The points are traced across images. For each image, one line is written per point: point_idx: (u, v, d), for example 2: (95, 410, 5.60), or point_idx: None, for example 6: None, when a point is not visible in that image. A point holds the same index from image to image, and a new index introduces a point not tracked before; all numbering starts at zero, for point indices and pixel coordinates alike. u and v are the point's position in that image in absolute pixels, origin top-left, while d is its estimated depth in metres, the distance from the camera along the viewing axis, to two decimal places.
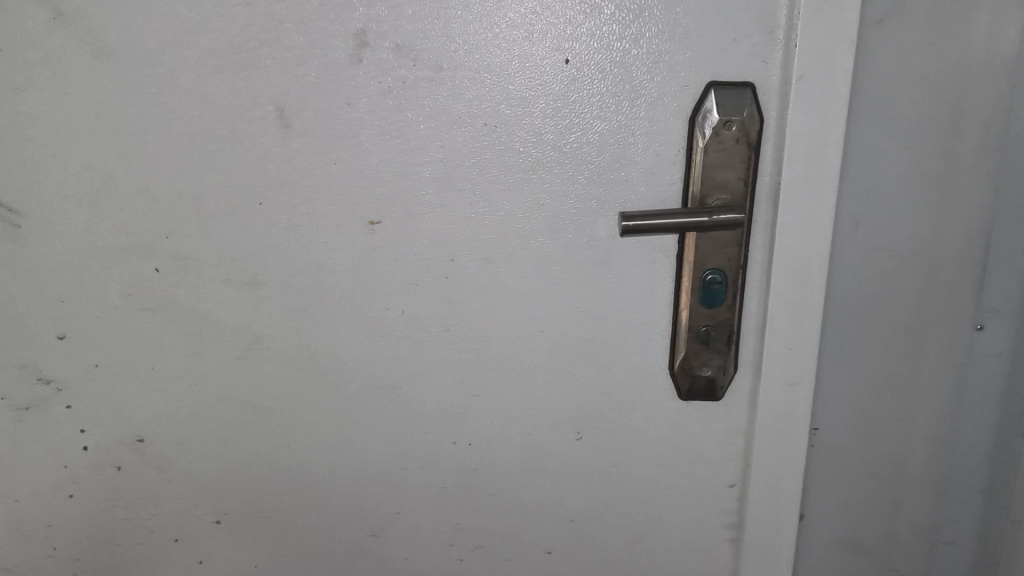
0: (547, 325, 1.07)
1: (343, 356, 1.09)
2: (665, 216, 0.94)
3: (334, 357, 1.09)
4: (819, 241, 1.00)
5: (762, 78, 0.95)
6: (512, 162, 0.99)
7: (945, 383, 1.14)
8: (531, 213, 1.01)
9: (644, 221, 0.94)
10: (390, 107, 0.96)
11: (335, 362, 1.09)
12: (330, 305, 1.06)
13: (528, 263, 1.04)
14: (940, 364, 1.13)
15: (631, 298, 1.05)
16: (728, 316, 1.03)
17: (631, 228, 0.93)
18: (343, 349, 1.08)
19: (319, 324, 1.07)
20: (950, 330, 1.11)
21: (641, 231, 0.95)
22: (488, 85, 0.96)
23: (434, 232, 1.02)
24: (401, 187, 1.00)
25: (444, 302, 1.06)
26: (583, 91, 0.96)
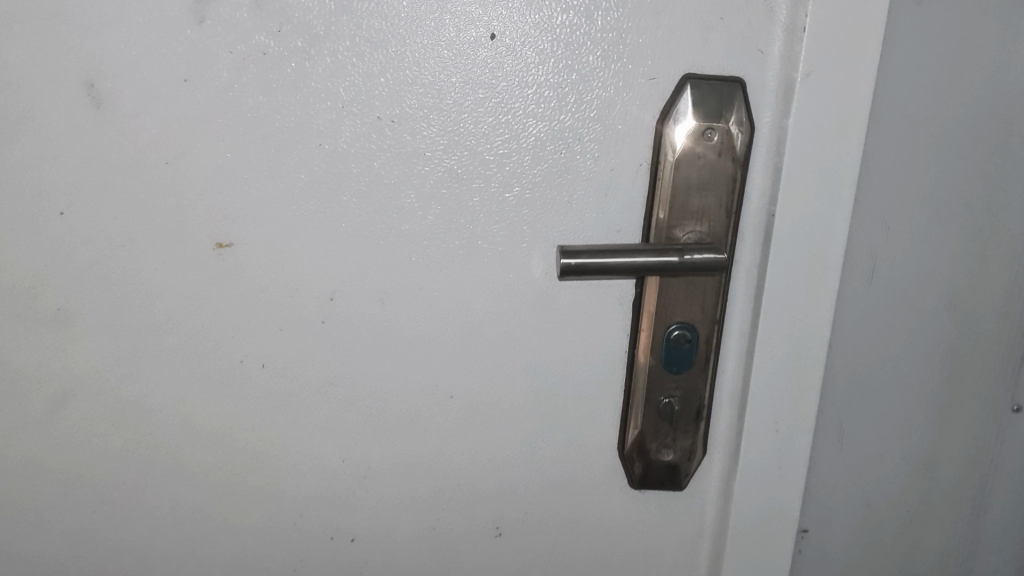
0: (462, 389, 0.81)
1: (186, 423, 0.81)
2: (617, 253, 0.72)
3: (175, 424, 0.81)
4: (821, 292, 0.77)
5: (754, 73, 0.73)
6: (419, 172, 0.74)
7: (964, 465, 0.92)
8: (442, 241, 0.76)
9: (589, 258, 0.71)
10: (249, 87, 0.70)
11: (175, 430, 0.82)
12: (166, 355, 0.78)
13: (438, 307, 0.78)
14: (961, 442, 0.91)
15: (574, 355, 0.80)
16: (697, 384, 0.80)
17: (570, 266, 0.71)
18: (185, 414, 0.81)
19: (151, 380, 0.79)
20: (974, 401, 0.89)
21: (586, 270, 0.71)
22: (383, 64, 0.71)
23: (309, 261, 0.76)
24: (265, 198, 0.74)
25: (324, 356, 0.79)
26: (512, 78, 0.72)
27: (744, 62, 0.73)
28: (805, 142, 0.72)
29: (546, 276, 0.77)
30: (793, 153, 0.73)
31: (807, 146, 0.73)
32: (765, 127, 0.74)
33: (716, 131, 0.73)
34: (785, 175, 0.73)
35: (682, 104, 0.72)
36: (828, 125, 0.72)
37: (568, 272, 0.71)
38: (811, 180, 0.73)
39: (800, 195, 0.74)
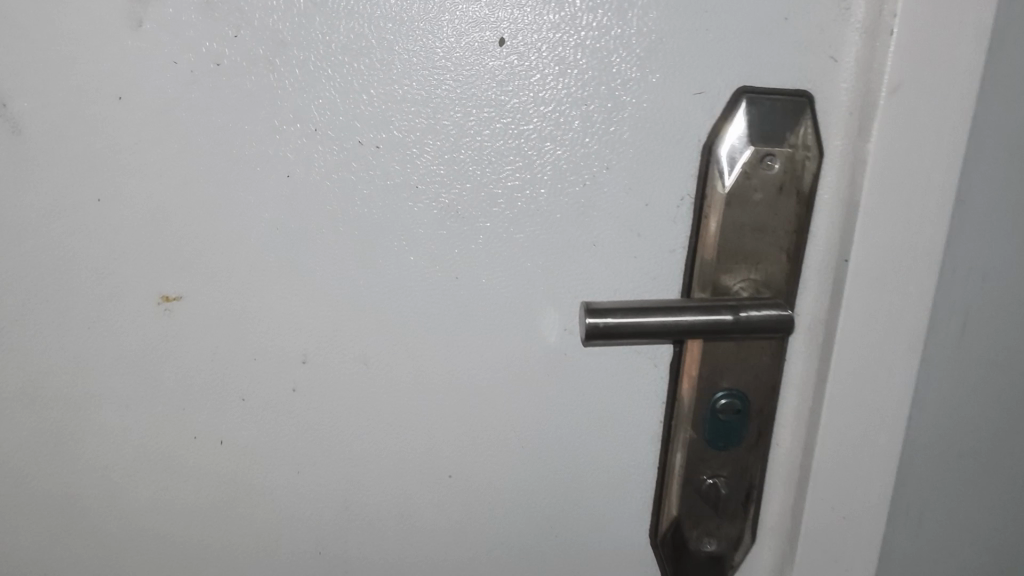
0: (461, 468, 0.67)
1: (134, 501, 0.69)
2: (657, 310, 0.57)
3: (121, 501, 0.69)
4: (904, 358, 0.63)
5: (823, 87, 0.59)
6: (411, 209, 0.60)
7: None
8: (437, 291, 0.63)
9: (623, 317, 0.56)
10: (199, 104, 0.57)
11: (122, 507, 0.70)
12: (108, 423, 0.66)
13: (432, 371, 0.65)
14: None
15: (597, 427, 0.67)
16: (746, 463, 0.66)
17: (600, 328, 0.56)
18: (132, 490, 0.69)
19: (94, 448, 0.68)
20: None
21: (616, 333, 0.56)
22: (365, 77, 0.57)
23: (273, 318, 0.62)
24: (220, 242, 0.61)
25: (294, 430, 0.65)
26: (524, 93, 0.59)
27: (813, 73, 0.59)
28: (889, 177, 0.58)
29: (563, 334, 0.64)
30: (870, 190, 0.58)
31: (890, 182, 0.58)
32: (836, 155, 0.60)
33: (777, 159, 0.59)
34: (861, 215, 0.59)
35: (735, 123, 0.59)
36: (920, 154, 0.58)
37: (597, 334, 0.56)
38: (892, 222, 0.59)
39: (880, 240, 0.59)
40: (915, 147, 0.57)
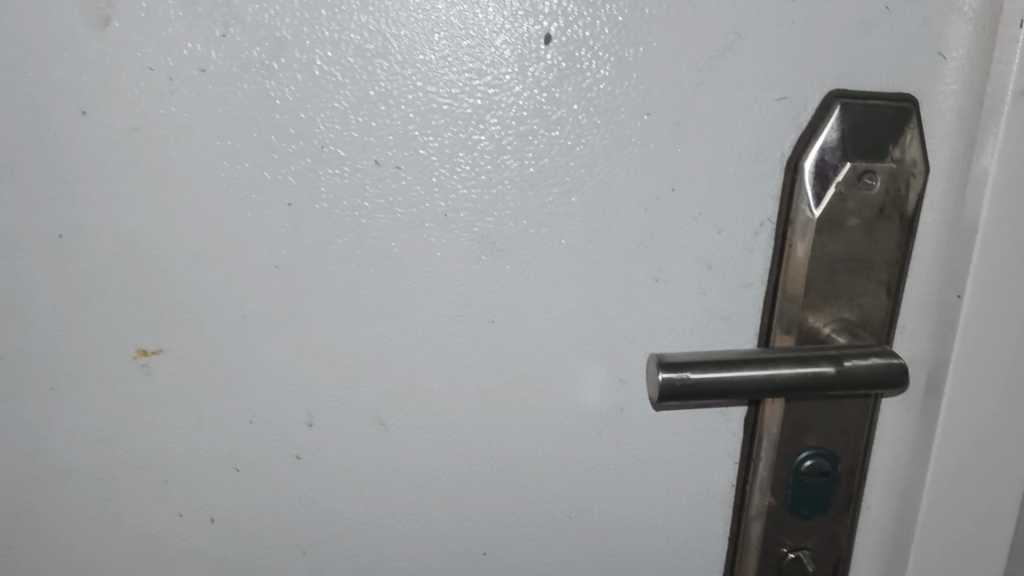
0: (497, 543, 0.57)
1: None
2: (744, 362, 0.47)
3: None
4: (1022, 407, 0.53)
5: (931, 90, 0.50)
6: (438, 240, 0.50)
7: None
8: (471, 339, 0.52)
9: (705, 372, 0.46)
10: (181, 119, 0.47)
11: None
12: (67, 509, 0.54)
13: (463, 431, 0.54)
14: None
15: (659, 494, 0.56)
16: (835, 530, 0.56)
17: (677, 386, 0.46)
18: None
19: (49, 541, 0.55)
20: None
21: (695, 391, 0.46)
22: (383, 82, 0.47)
23: (272, 375, 0.52)
24: (208, 284, 0.50)
25: (299, 504, 0.55)
26: (575, 100, 0.48)
27: (917, 72, 0.50)
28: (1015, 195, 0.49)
29: (618, 387, 0.54)
30: (990, 210, 0.49)
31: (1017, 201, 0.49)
32: (946, 170, 0.51)
33: (879, 175, 0.49)
34: (978, 241, 0.50)
35: (827, 133, 0.49)
36: None
37: (671, 392, 0.46)
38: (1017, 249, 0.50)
39: (1003, 271, 0.50)
40: None
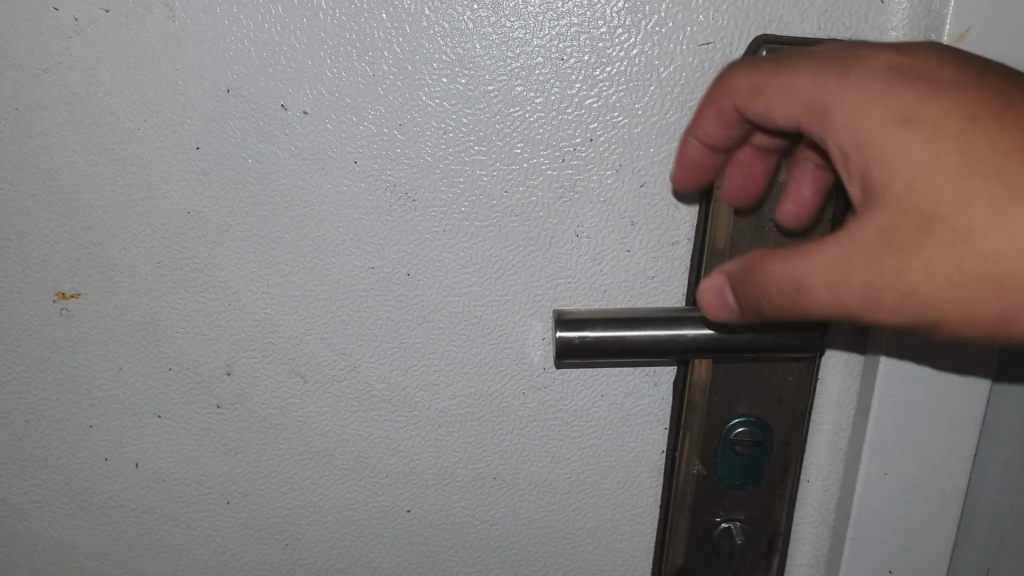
0: (421, 501, 0.56)
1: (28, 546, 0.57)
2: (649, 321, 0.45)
3: (15, 547, 0.57)
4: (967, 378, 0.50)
5: (867, 37, 0.47)
6: (349, 188, 0.49)
7: None
8: (385, 292, 0.51)
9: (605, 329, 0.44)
10: (87, 61, 0.47)
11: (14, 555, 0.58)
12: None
13: (383, 387, 0.53)
14: None
15: (587, 459, 0.55)
16: (769, 503, 0.54)
17: (575, 343, 0.44)
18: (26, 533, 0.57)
19: None
20: None
21: (595, 348, 0.45)
22: (286, 23, 0.47)
23: (189, 323, 0.52)
24: (121, 229, 0.50)
25: (220, 455, 0.54)
26: (483, 43, 0.47)
27: (853, 17, 0.47)
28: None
29: (542, 346, 0.52)
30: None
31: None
32: None
33: (804, 142, 0.47)
34: None
35: None
36: None
37: (569, 350, 0.45)
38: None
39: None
40: None
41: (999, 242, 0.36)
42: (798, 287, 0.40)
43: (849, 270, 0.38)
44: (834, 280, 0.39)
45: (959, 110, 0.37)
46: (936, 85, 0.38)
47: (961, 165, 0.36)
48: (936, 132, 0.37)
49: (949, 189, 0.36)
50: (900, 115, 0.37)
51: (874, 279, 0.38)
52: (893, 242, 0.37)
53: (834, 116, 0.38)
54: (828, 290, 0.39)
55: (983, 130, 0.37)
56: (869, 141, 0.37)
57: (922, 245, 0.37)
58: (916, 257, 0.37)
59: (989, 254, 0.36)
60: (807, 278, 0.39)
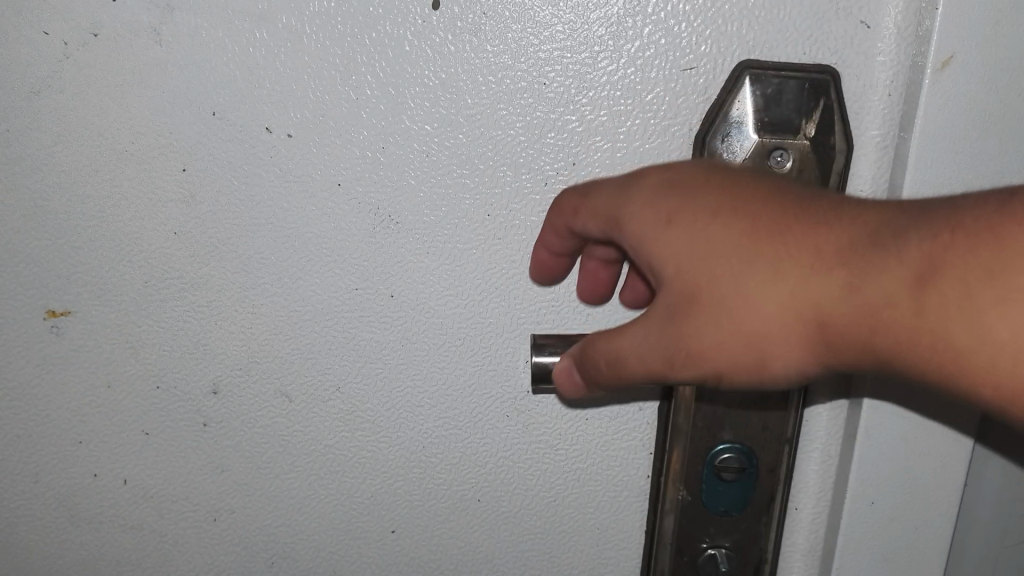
0: (405, 522, 0.56)
1: (19, 559, 0.58)
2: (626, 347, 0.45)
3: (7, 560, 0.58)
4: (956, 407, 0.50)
5: (854, 61, 0.46)
6: (333, 210, 0.49)
7: None
8: (370, 313, 0.51)
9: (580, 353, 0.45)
10: (77, 84, 0.48)
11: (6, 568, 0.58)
12: None
13: (368, 407, 0.53)
14: None
15: (573, 483, 0.54)
16: (756, 530, 0.54)
17: None
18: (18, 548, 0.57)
19: None
20: None
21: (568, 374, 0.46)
22: (270, 46, 0.47)
23: (176, 341, 0.52)
24: (109, 249, 0.50)
25: (206, 473, 0.55)
26: (465, 69, 0.47)
27: (839, 41, 0.46)
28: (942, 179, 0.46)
29: (526, 369, 0.52)
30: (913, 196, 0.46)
31: (943, 187, 0.46)
32: (872, 148, 0.47)
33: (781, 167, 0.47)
34: None
35: (739, 107, 0.46)
36: (973, 147, 0.45)
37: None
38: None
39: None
40: (973, 142, 0.45)
41: (770, 308, 0.40)
42: (616, 366, 0.44)
43: (660, 342, 0.42)
44: (646, 356, 0.43)
45: (707, 199, 0.42)
46: (696, 182, 0.42)
47: (717, 246, 0.41)
48: (689, 222, 0.42)
49: (719, 267, 0.40)
50: (668, 215, 0.42)
51: (673, 353, 0.42)
52: (671, 314, 0.42)
53: (622, 223, 0.44)
54: (637, 364, 0.43)
55: (726, 212, 0.41)
56: (647, 239, 0.43)
57: (705, 321, 0.41)
58: (699, 329, 0.41)
59: (761, 320, 0.40)
60: (619, 353, 0.44)
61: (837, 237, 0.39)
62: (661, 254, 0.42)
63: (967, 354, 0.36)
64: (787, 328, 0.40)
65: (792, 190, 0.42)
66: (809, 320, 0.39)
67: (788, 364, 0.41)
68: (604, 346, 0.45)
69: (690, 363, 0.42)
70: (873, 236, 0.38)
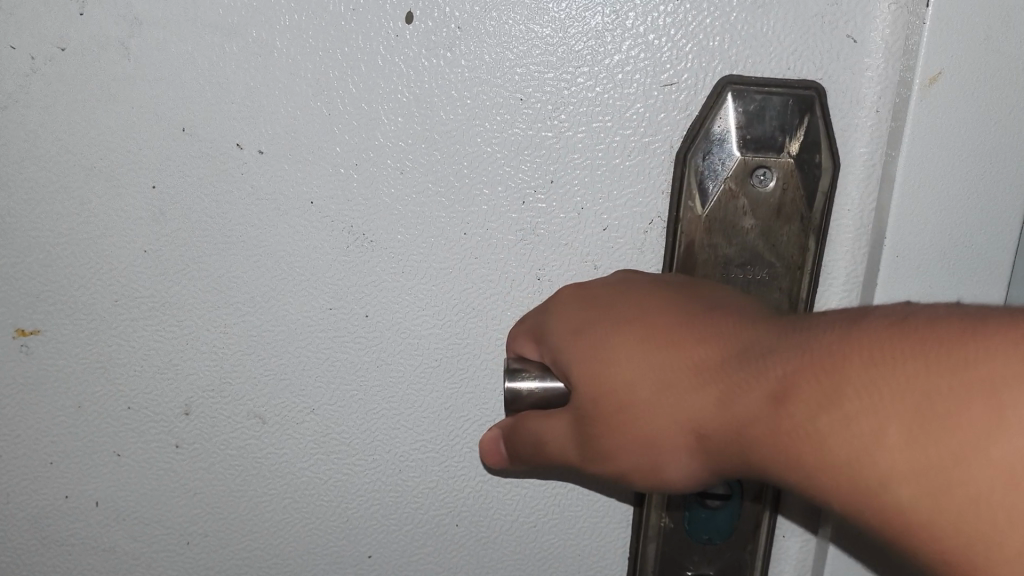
0: (382, 547, 0.54)
1: None
2: None
3: None
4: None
5: (841, 76, 0.44)
6: (305, 228, 0.48)
7: None
8: (345, 334, 0.50)
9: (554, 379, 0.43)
10: (44, 100, 0.46)
11: None
12: None
13: (343, 430, 0.52)
14: None
15: (553, 508, 0.53)
16: (739, 559, 0.52)
17: (522, 395, 0.43)
18: None
19: None
20: None
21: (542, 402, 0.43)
22: (239, 61, 0.46)
23: (147, 361, 0.51)
24: (78, 267, 0.49)
25: (179, 495, 0.54)
26: (439, 85, 0.46)
27: (825, 56, 0.44)
28: (929, 200, 0.44)
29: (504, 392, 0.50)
30: (901, 218, 0.45)
31: (930, 209, 0.44)
32: (858, 167, 0.46)
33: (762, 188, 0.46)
34: (889, 251, 0.45)
35: (721, 124, 0.45)
36: (962, 166, 0.44)
37: (518, 403, 0.43)
38: (930, 260, 0.45)
39: (912, 285, 0.46)
40: (962, 162, 0.44)
41: (656, 413, 0.38)
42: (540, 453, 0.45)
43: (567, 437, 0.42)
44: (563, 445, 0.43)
45: (612, 311, 0.42)
46: (611, 298, 0.43)
47: (605, 348, 0.40)
48: (596, 329, 0.41)
49: (611, 372, 0.39)
50: (585, 323, 0.42)
51: (588, 454, 0.42)
52: (578, 416, 0.41)
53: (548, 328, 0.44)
54: (561, 449, 0.43)
55: (630, 323, 0.40)
56: (558, 342, 0.43)
57: (602, 423, 0.40)
58: (599, 432, 0.40)
59: (649, 426, 0.38)
60: (539, 439, 0.44)
61: (725, 350, 0.37)
62: (565, 356, 0.42)
63: (835, 475, 0.32)
64: (677, 438, 0.38)
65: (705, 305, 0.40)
66: (693, 430, 0.37)
67: (678, 469, 0.39)
68: (536, 423, 0.44)
69: (600, 463, 0.41)
70: (755, 349, 0.36)
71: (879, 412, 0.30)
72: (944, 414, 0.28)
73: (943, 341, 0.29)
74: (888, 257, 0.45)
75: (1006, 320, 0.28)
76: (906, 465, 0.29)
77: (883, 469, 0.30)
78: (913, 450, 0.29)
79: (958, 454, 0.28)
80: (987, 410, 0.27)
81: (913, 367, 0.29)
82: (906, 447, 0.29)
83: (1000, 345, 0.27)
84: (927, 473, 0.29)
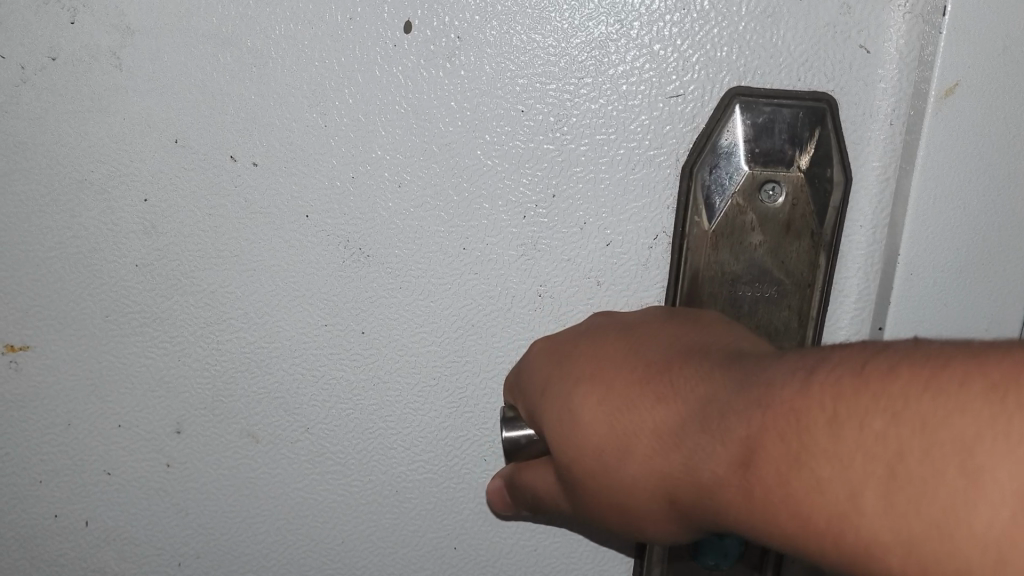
0: (379, 571, 0.53)
1: None
2: None
3: None
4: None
5: (853, 88, 0.43)
6: (300, 242, 0.47)
7: None
8: (340, 351, 0.49)
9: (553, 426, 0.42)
10: (34, 110, 0.45)
11: None
12: None
13: (338, 450, 0.50)
14: None
15: (554, 532, 0.51)
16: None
17: (522, 444, 0.42)
18: None
19: None
20: None
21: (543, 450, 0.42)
22: (234, 71, 0.44)
23: (137, 379, 0.50)
24: (68, 281, 0.48)
25: (170, 516, 0.52)
26: (437, 95, 0.44)
27: (837, 67, 0.43)
28: (943, 218, 0.43)
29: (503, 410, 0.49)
30: (916, 235, 0.43)
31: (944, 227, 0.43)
32: (871, 182, 0.44)
33: (770, 203, 0.45)
34: (902, 267, 0.44)
35: (728, 137, 0.44)
36: (978, 178, 0.42)
37: (520, 451, 0.42)
38: (945, 280, 0.44)
39: (927, 305, 0.44)
40: (977, 174, 0.42)
41: (622, 470, 0.36)
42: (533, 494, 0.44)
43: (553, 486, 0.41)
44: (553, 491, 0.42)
45: (579, 364, 0.40)
46: (581, 348, 0.41)
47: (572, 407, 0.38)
48: (557, 382, 0.40)
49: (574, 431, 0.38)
50: (549, 375, 0.41)
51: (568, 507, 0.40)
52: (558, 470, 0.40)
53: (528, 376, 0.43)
54: (553, 498, 0.43)
55: (587, 376, 0.39)
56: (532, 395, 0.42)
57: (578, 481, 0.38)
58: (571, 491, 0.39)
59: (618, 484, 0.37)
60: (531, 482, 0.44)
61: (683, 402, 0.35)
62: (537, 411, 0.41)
63: (810, 540, 0.30)
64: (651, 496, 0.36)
65: (654, 348, 0.38)
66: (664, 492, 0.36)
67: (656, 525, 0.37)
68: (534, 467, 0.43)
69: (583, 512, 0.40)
70: (712, 400, 0.34)
71: (852, 480, 0.29)
72: (927, 477, 0.27)
73: (914, 399, 0.28)
74: (902, 274, 0.44)
75: (975, 371, 0.27)
76: (890, 533, 0.28)
77: (866, 536, 0.28)
78: (894, 521, 0.28)
79: (939, 518, 0.27)
80: (972, 474, 0.26)
81: (882, 423, 0.28)
82: (886, 515, 0.28)
83: (976, 401, 0.26)
84: (914, 540, 0.27)
